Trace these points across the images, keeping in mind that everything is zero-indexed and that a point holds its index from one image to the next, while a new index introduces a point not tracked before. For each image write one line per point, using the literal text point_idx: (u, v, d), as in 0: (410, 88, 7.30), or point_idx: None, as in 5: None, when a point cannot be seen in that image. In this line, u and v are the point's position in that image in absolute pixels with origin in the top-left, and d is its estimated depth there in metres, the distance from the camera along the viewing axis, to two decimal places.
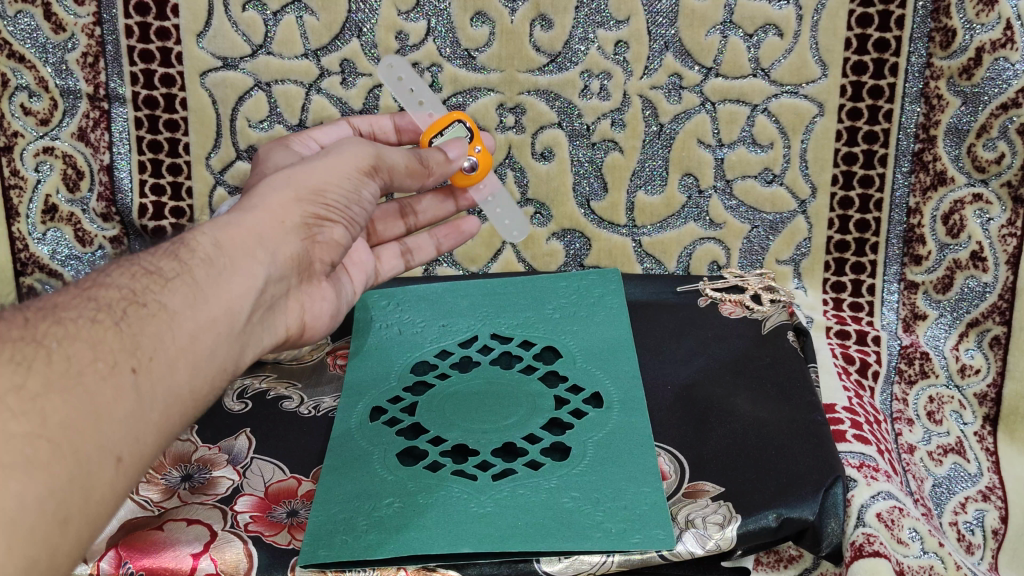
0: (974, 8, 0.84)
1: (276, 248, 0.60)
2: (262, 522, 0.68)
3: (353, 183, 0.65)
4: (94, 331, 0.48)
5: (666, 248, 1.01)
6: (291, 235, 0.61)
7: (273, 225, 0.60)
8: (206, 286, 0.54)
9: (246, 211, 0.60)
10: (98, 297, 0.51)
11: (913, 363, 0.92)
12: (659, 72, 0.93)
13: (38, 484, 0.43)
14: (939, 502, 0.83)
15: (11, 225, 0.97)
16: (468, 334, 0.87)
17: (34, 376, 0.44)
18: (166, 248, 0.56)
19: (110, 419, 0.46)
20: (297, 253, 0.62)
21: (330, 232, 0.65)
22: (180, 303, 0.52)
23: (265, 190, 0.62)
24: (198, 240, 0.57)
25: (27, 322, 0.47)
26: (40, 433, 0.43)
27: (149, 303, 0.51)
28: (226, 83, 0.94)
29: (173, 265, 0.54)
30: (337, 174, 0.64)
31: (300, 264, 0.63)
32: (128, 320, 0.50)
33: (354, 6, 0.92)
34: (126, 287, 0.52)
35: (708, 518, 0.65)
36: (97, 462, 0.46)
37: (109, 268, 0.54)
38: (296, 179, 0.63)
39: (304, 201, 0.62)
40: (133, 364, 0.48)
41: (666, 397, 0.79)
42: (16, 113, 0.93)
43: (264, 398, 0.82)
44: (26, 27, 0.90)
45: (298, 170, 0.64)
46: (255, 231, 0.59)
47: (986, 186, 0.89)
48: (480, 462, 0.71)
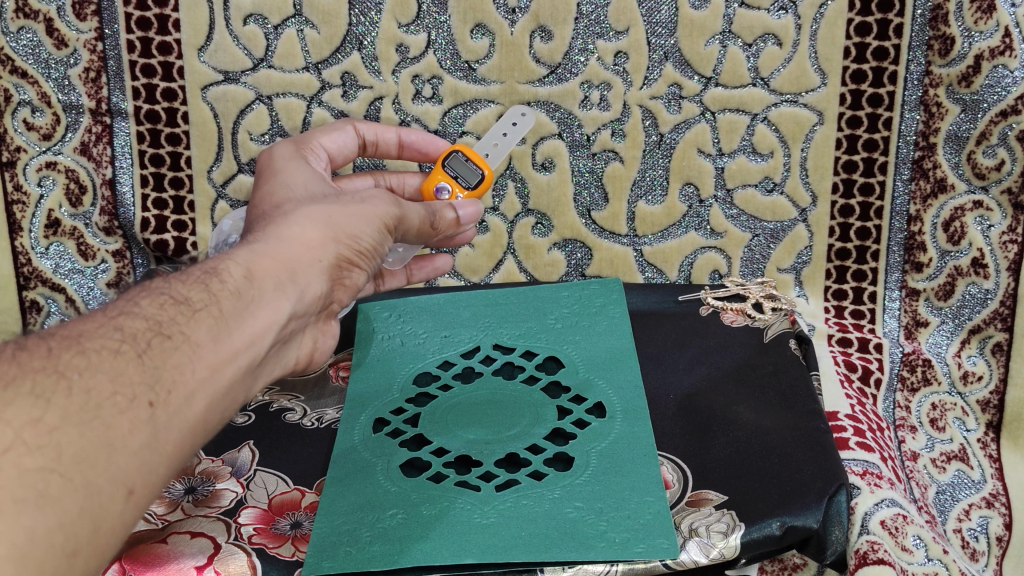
0: (972, 16, 0.85)
1: (304, 285, 0.60)
2: (267, 535, 0.68)
3: (379, 235, 0.66)
4: (115, 363, 0.48)
5: (667, 257, 1.01)
6: (316, 270, 0.61)
7: (308, 262, 0.61)
8: (231, 319, 0.54)
9: (275, 238, 0.60)
10: (124, 327, 0.50)
11: (915, 370, 0.92)
12: (658, 82, 0.94)
13: (47, 518, 0.43)
14: (944, 509, 0.83)
15: (15, 240, 0.97)
16: (470, 345, 0.87)
17: (52, 410, 0.45)
18: (197, 275, 0.55)
19: (122, 446, 0.46)
20: (324, 292, 0.63)
21: (354, 275, 0.67)
22: (205, 336, 0.52)
23: (298, 219, 0.62)
24: (230, 270, 0.56)
25: (50, 352, 0.47)
26: (52, 467, 0.44)
27: (174, 334, 0.51)
28: (227, 97, 0.94)
29: (201, 295, 0.54)
30: (367, 224, 0.65)
31: (321, 300, 0.63)
32: (151, 352, 0.49)
33: (355, 19, 0.92)
34: (153, 318, 0.51)
35: (711, 527, 0.65)
36: (107, 492, 0.46)
37: (137, 293, 0.54)
38: (333, 220, 0.63)
39: (340, 242, 0.63)
40: (150, 398, 0.48)
41: (668, 406, 0.79)
42: (19, 128, 0.94)
43: (267, 411, 0.82)
44: (28, 43, 0.91)
45: (334, 211, 0.64)
46: (285, 263, 0.59)
47: (986, 194, 0.89)
48: (484, 472, 0.71)
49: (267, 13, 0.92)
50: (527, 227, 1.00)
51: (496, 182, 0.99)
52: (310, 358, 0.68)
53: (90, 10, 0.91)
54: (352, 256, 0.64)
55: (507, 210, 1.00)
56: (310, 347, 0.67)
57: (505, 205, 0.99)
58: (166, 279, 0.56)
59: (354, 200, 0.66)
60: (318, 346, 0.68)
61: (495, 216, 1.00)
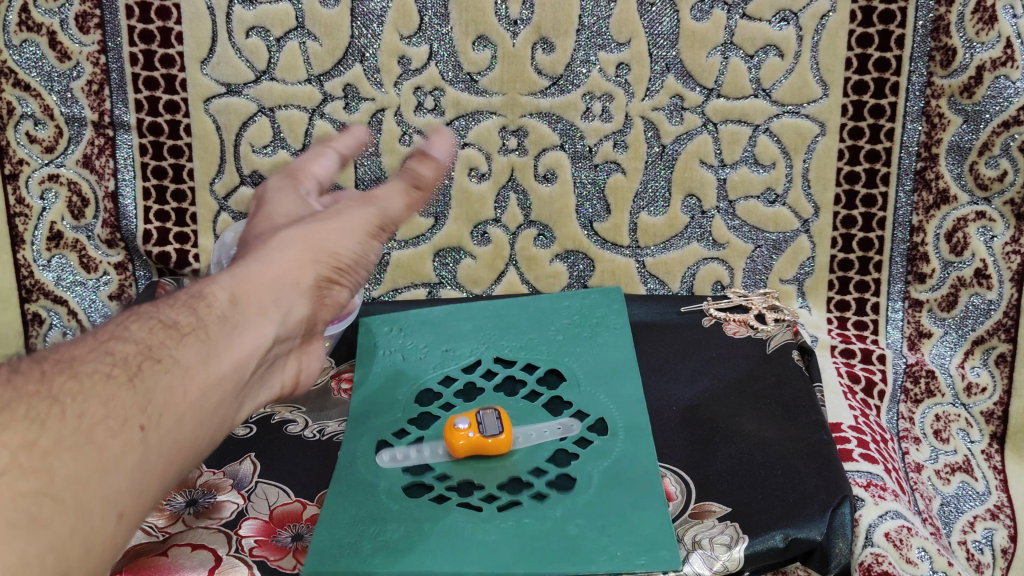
0: (974, 27, 0.85)
1: (287, 308, 0.60)
2: (268, 547, 0.67)
3: (361, 248, 0.65)
4: (106, 387, 0.48)
5: (669, 268, 1.00)
6: (303, 295, 0.61)
7: (290, 284, 0.60)
8: (219, 342, 0.55)
9: (258, 261, 0.61)
10: (114, 351, 0.50)
11: (920, 381, 0.92)
12: (660, 94, 0.94)
13: (40, 541, 0.42)
14: (948, 521, 0.83)
15: (16, 253, 0.97)
16: (471, 358, 0.87)
17: (47, 433, 0.44)
18: (183, 299, 0.56)
19: (119, 468, 0.46)
20: (308, 313, 0.62)
21: (337, 293, 0.65)
22: (194, 357, 0.53)
23: (277, 243, 0.62)
24: (215, 295, 0.57)
25: (44, 375, 0.47)
26: (46, 491, 0.43)
27: (164, 357, 0.51)
28: (229, 110, 0.95)
29: (189, 319, 0.54)
30: (344, 237, 0.64)
31: (307, 324, 0.63)
32: (142, 374, 0.50)
33: (358, 31, 0.92)
34: (142, 342, 0.52)
35: (714, 539, 0.65)
36: (97, 514, 0.45)
37: (127, 319, 0.54)
38: (313, 239, 0.63)
39: (321, 263, 0.62)
40: (141, 421, 0.48)
41: (671, 418, 0.79)
42: (22, 141, 0.94)
43: (268, 423, 0.82)
44: (31, 56, 0.91)
45: (311, 228, 0.63)
46: (272, 288, 0.59)
47: (989, 204, 0.89)
48: (486, 495, 0.70)
49: (269, 25, 0.92)
50: (529, 238, 1.00)
51: (498, 194, 0.98)
52: (298, 381, 0.66)
53: (93, 23, 0.91)
54: (334, 272, 0.63)
55: (510, 222, 0.99)
56: (296, 371, 0.65)
57: (507, 217, 0.99)
58: (153, 302, 0.57)
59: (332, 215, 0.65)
60: (305, 368, 0.66)
61: (497, 228, 0.99)
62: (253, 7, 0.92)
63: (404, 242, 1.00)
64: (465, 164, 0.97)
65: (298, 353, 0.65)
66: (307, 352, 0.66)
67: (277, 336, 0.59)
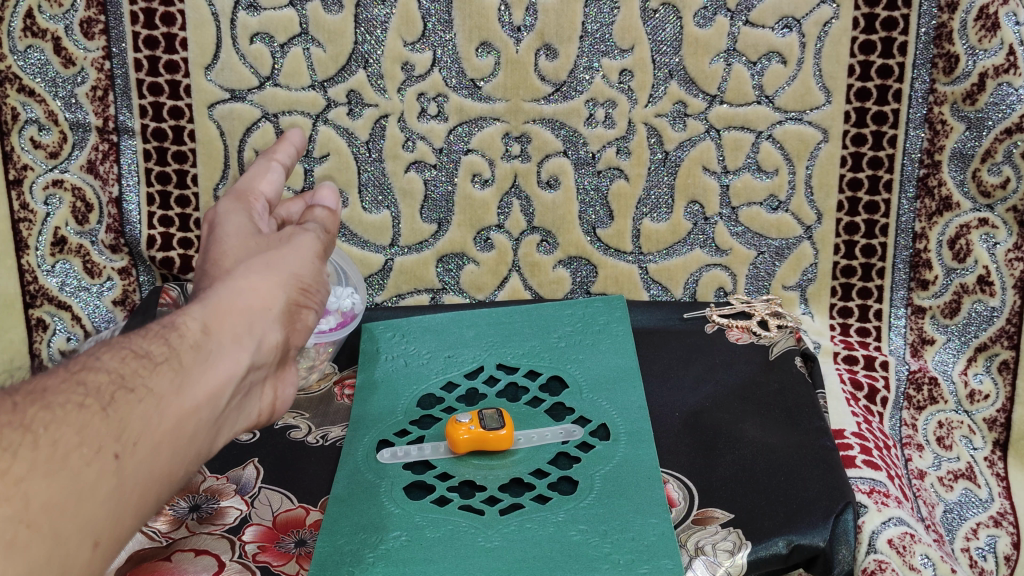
0: (977, 34, 0.86)
1: (261, 334, 0.58)
2: (271, 553, 0.67)
3: (316, 271, 0.66)
4: (80, 415, 0.47)
5: (672, 274, 1.00)
6: (275, 321, 0.60)
7: (261, 311, 0.59)
8: (193, 371, 0.53)
9: (227, 290, 0.59)
10: (87, 381, 0.49)
11: (922, 388, 0.91)
12: (663, 100, 0.94)
13: (17, 566, 0.42)
14: (951, 528, 0.82)
15: (20, 258, 0.96)
16: (473, 365, 0.87)
17: (20, 461, 0.43)
18: (153, 329, 0.54)
19: (91, 497, 0.45)
20: (282, 340, 0.61)
21: (305, 319, 0.64)
22: (168, 386, 0.51)
23: (242, 273, 0.61)
24: (188, 324, 0.55)
25: (15, 406, 0.45)
26: (20, 517, 0.42)
27: (137, 387, 0.50)
28: (233, 115, 0.95)
29: (162, 348, 0.53)
30: (300, 262, 0.65)
31: (282, 350, 0.61)
32: (115, 404, 0.48)
33: (361, 37, 0.93)
34: (115, 371, 0.50)
35: (717, 545, 0.65)
36: (74, 541, 0.45)
37: (98, 349, 0.52)
38: (274, 266, 0.62)
39: (288, 287, 0.62)
40: (117, 448, 0.47)
41: (673, 424, 0.79)
42: (26, 146, 0.93)
43: (271, 428, 0.82)
44: (36, 62, 0.90)
45: (270, 256, 0.63)
46: (244, 317, 0.58)
47: (991, 212, 0.89)
48: (488, 497, 0.71)
49: (273, 31, 0.92)
50: (532, 244, 1.00)
51: (501, 200, 0.98)
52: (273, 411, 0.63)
53: (98, 29, 0.91)
54: (300, 295, 0.63)
55: (513, 228, 0.99)
56: (272, 400, 0.62)
57: (510, 222, 0.99)
58: (123, 334, 0.54)
59: (282, 242, 0.66)
60: (280, 397, 0.63)
61: (500, 234, 0.99)
62: (257, 13, 0.92)
63: (406, 248, 1.00)
64: (467, 170, 0.97)
65: (273, 380, 0.62)
66: (281, 380, 0.63)
67: (252, 364, 0.57)
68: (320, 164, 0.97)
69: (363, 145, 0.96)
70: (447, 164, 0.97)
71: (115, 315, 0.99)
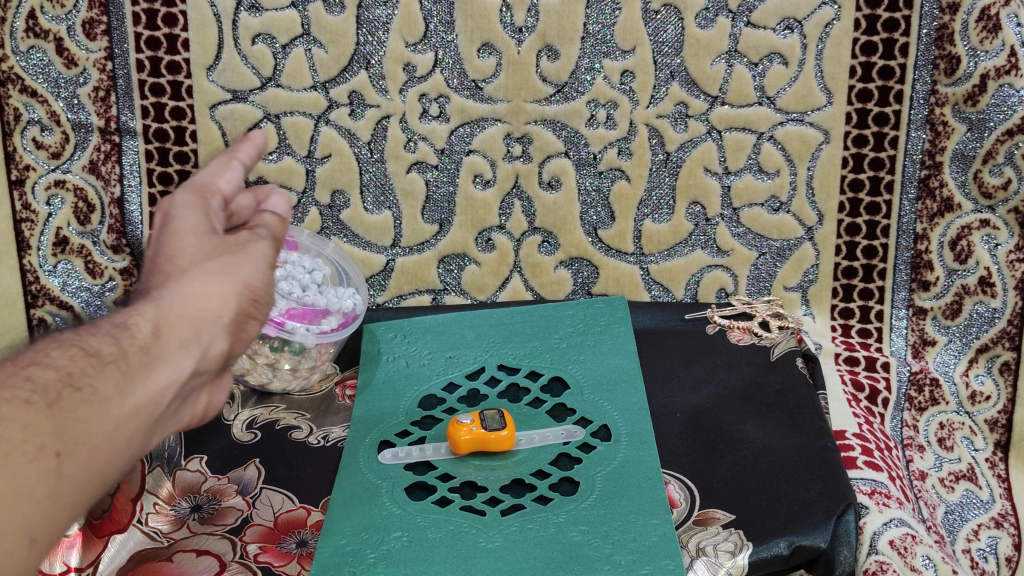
0: (978, 35, 0.86)
1: (208, 343, 0.52)
2: (272, 553, 0.67)
3: (268, 281, 0.58)
4: (22, 411, 0.41)
5: (674, 275, 1.00)
6: (224, 330, 0.53)
7: (213, 318, 0.52)
8: (137, 374, 0.47)
9: (177, 288, 0.52)
10: (30, 376, 0.43)
11: (924, 389, 0.91)
12: (664, 101, 0.94)
13: None
14: (953, 529, 0.82)
15: (22, 258, 0.95)
16: (474, 365, 0.88)
17: None
18: (102, 325, 0.48)
19: (27, 496, 0.40)
20: (226, 350, 0.54)
21: (251, 329, 0.57)
22: (114, 388, 0.45)
23: (195, 274, 0.53)
24: (138, 323, 0.49)
25: None
26: None
27: (84, 386, 0.44)
28: (235, 116, 0.95)
29: (111, 347, 0.46)
30: (256, 268, 0.57)
31: (223, 361, 0.55)
32: (60, 404, 0.42)
33: (364, 38, 0.93)
34: (62, 368, 0.44)
35: (718, 546, 0.65)
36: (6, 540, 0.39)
37: (43, 343, 0.46)
38: (228, 270, 0.55)
39: (242, 296, 0.55)
40: (57, 448, 0.41)
41: (675, 424, 0.79)
42: (28, 147, 0.92)
43: (273, 428, 0.82)
44: (38, 62, 0.90)
45: (225, 258, 0.56)
46: (191, 321, 0.51)
47: (993, 213, 0.89)
48: (489, 497, 0.71)
49: (275, 33, 0.93)
50: (534, 245, 1.00)
51: (502, 201, 0.98)
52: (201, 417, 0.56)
53: (100, 30, 0.91)
54: (253, 305, 0.56)
55: (514, 229, 0.99)
56: (202, 407, 0.55)
57: (512, 223, 0.99)
58: (67, 328, 0.48)
59: (235, 246, 0.58)
60: (212, 404, 0.56)
61: (501, 235, 0.99)
62: (259, 14, 0.92)
63: (407, 249, 1.00)
64: (469, 171, 0.97)
65: (207, 388, 0.55)
66: (214, 386, 0.56)
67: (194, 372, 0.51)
68: (321, 164, 0.97)
69: (364, 146, 0.96)
70: (449, 165, 0.97)
71: None
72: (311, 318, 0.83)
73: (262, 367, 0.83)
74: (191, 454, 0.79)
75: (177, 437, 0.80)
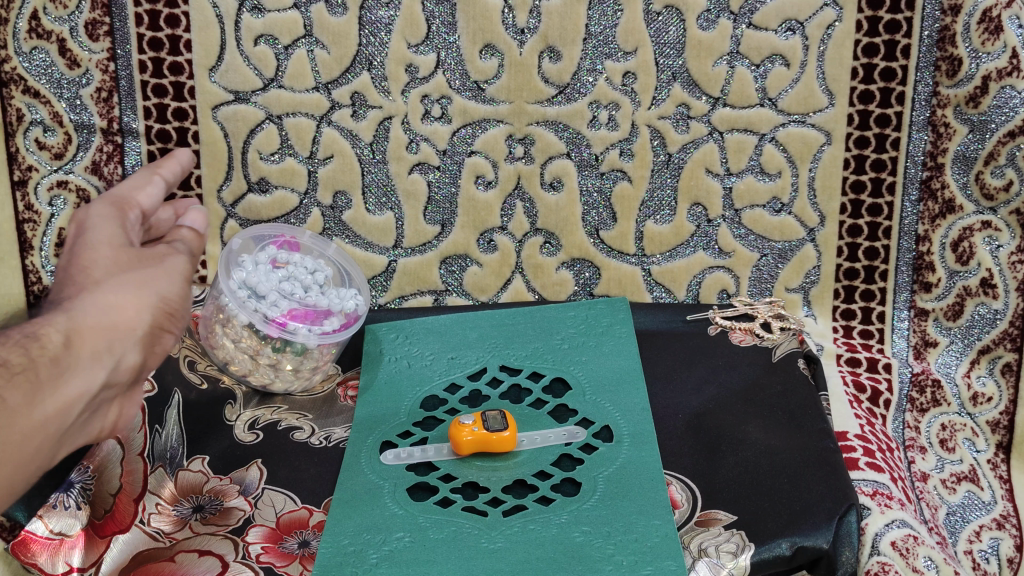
0: (980, 37, 0.86)
1: (121, 354, 0.55)
2: (274, 553, 0.67)
3: (184, 294, 0.61)
4: None
5: (676, 276, 1.00)
6: (136, 343, 0.56)
7: (126, 330, 0.55)
8: (45, 386, 0.50)
9: (91, 300, 0.55)
10: None
11: (925, 391, 0.91)
12: (666, 103, 0.94)
13: None
14: (954, 530, 0.82)
15: (24, 259, 0.93)
16: (476, 366, 0.88)
17: None
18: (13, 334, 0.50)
19: None
20: (139, 361, 0.57)
21: (166, 339, 0.60)
22: (21, 400, 0.48)
23: (110, 285, 0.56)
24: (49, 333, 0.52)
25: None
26: None
27: None
28: (237, 117, 0.95)
29: (20, 358, 0.49)
30: (173, 282, 0.60)
31: (137, 372, 0.58)
32: None
33: (366, 39, 0.93)
34: None
35: (721, 547, 0.65)
36: None
37: None
38: (144, 283, 0.58)
39: (157, 310, 0.58)
40: None
41: (676, 425, 0.79)
42: (31, 148, 0.92)
43: (275, 429, 0.82)
44: (41, 63, 0.90)
45: (139, 273, 0.58)
46: (105, 334, 0.54)
47: (994, 214, 0.89)
48: (491, 498, 0.71)
49: (278, 34, 0.93)
50: (536, 246, 1.00)
51: (504, 202, 0.98)
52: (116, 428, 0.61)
53: (103, 31, 0.91)
54: (167, 317, 0.59)
55: (516, 230, 0.99)
56: (116, 418, 0.60)
57: (514, 224, 0.99)
58: None
59: (154, 259, 0.61)
60: (126, 416, 0.61)
61: (503, 236, 0.99)
62: (261, 15, 0.92)
63: (409, 249, 1.00)
64: (471, 172, 0.97)
65: (119, 401, 0.59)
66: (129, 398, 0.60)
67: (104, 383, 0.54)
68: (323, 165, 0.97)
69: (366, 147, 0.96)
70: (451, 165, 0.97)
71: None
72: (313, 319, 0.82)
73: (264, 368, 0.83)
74: (193, 454, 0.79)
75: (179, 437, 0.79)
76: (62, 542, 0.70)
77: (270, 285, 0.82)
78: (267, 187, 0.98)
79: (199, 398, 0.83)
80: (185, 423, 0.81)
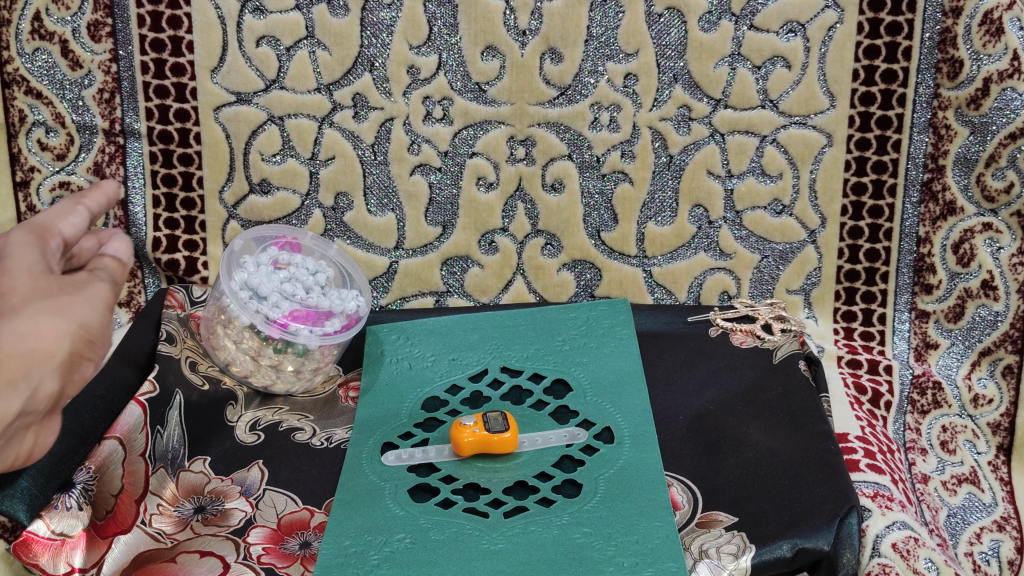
0: (981, 39, 0.86)
1: (37, 382, 0.54)
2: (275, 554, 0.68)
3: (105, 323, 0.59)
4: None
5: (677, 278, 1.00)
6: (54, 370, 0.55)
7: (44, 356, 0.54)
8: None
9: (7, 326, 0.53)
10: None
11: (926, 393, 0.91)
12: (668, 104, 0.94)
13: None
14: (956, 532, 0.81)
15: None
16: (478, 367, 0.88)
17: None
18: None
19: None
20: (58, 389, 0.56)
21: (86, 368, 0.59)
22: None
23: (30, 313, 0.55)
24: None
25: None
26: None
27: None
28: (239, 118, 0.95)
29: None
30: (93, 308, 0.59)
31: (52, 401, 0.56)
32: None
33: (367, 41, 0.93)
34: None
35: (721, 548, 0.65)
36: None
37: None
38: (64, 312, 0.56)
39: (76, 338, 0.56)
40: None
41: (678, 427, 0.79)
42: (33, 149, 0.93)
43: (276, 430, 0.82)
44: (43, 64, 0.91)
45: (60, 299, 0.57)
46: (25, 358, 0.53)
47: (996, 216, 0.90)
48: (492, 500, 0.71)
49: (279, 35, 0.93)
50: (537, 247, 1.00)
51: (506, 203, 0.98)
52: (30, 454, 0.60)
53: (105, 32, 0.91)
54: (86, 346, 0.57)
55: (518, 231, 0.99)
56: (32, 444, 0.59)
57: (515, 225, 0.99)
58: None
59: (74, 286, 0.60)
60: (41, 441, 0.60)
61: (504, 237, 0.99)
62: (263, 16, 0.92)
63: (411, 251, 1.00)
64: (473, 173, 0.97)
65: (37, 427, 0.58)
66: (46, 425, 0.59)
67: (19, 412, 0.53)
68: (325, 166, 0.97)
69: (368, 148, 0.96)
70: (452, 167, 0.97)
71: (120, 317, 0.99)
72: (314, 320, 0.82)
73: (265, 369, 0.83)
74: (195, 455, 0.79)
75: (180, 438, 0.80)
76: (64, 542, 0.69)
77: (271, 286, 0.82)
78: (269, 188, 0.98)
79: (201, 399, 0.83)
80: (186, 424, 0.81)
